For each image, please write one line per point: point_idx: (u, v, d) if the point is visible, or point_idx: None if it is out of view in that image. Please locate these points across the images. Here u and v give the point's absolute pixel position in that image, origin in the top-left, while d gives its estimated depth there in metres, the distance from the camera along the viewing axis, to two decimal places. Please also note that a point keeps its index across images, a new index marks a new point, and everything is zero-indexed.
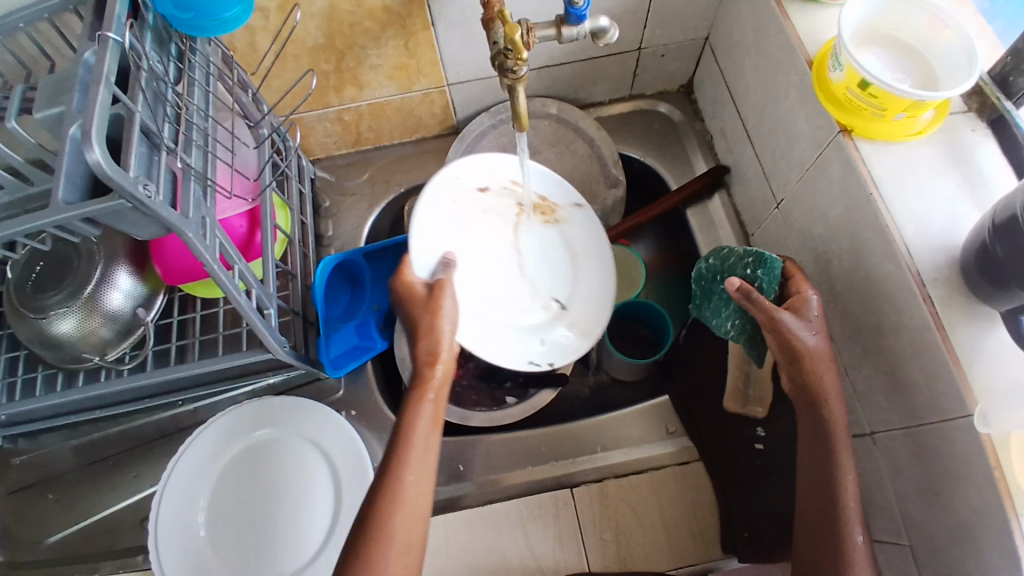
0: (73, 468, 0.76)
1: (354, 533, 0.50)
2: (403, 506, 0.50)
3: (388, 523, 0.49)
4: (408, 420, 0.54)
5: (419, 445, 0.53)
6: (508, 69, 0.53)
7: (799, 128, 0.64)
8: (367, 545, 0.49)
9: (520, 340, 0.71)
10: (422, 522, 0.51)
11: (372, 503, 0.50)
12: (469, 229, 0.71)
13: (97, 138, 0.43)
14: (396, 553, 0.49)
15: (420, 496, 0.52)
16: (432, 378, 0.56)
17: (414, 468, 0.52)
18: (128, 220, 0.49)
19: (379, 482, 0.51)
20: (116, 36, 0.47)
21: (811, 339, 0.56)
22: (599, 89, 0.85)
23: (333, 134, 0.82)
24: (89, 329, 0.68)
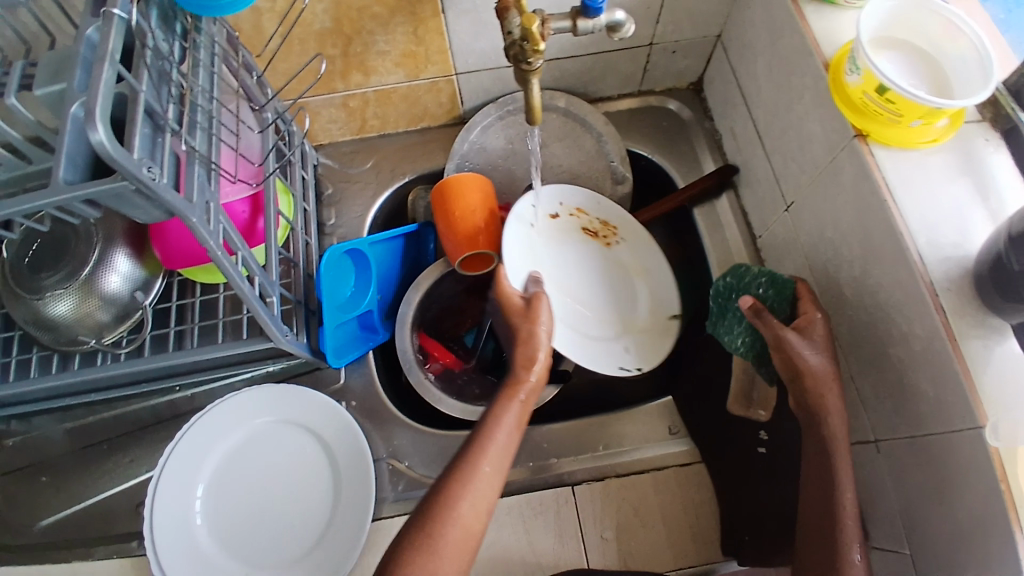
0: (67, 451, 0.75)
1: (420, 510, 0.51)
2: (472, 494, 0.51)
3: (456, 505, 0.50)
4: (496, 415, 0.56)
5: (498, 441, 0.54)
6: (523, 60, 0.52)
7: (812, 130, 0.63)
8: (432, 523, 0.50)
9: (607, 349, 0.73)
10: (485, 516, 0.52)
11: (443, 484, 0.52)
12: (541, 252, 0.76)
13: (101, 118, 0.42)
14: (457, 536, 0.50)
15: (490, 489, 0.52)
16: (526, 381, 0.59)
17: (490, 459, 0.53)
18: (130, 203, 0.48)
19: (453, 468, 0.53)
20: (121, 12, 0.46)
21: (813, 361, 0.57)
22: (608, 83, 0.84)
23: (337, 120, 0.80)
24: (86, 312, 0.67)
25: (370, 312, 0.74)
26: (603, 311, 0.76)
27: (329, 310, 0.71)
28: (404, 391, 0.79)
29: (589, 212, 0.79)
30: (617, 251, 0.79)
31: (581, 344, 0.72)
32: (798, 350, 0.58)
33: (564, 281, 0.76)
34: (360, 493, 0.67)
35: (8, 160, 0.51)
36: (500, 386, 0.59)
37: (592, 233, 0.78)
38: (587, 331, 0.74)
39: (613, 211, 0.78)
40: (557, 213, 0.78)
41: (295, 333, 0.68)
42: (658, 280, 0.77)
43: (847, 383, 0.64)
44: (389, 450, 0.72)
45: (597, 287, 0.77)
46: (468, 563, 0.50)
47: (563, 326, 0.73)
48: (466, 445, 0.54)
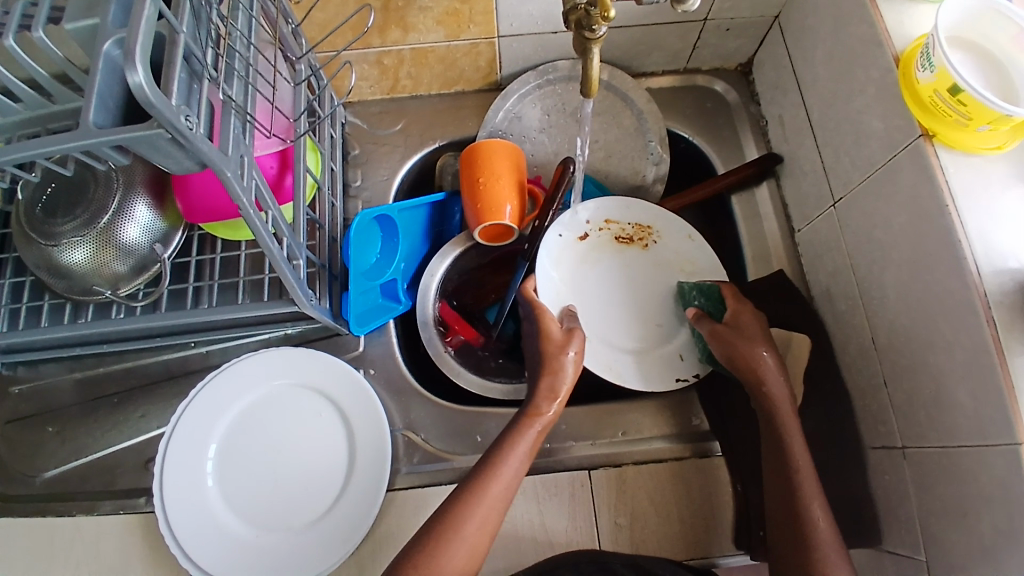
0: (75, 402, 0.73)
1: (425, 527, 0.53)
2: (476, 521, 0.53)
3: (462, 527, 0.52)
4: (512, 441, 0.57)
5: (511, 471, 0.56)
6: (587, 27, 0.48)
7: (872, 126, 0.61)
8: (436, 541, 0.52)
9: (658, 361, 0.72)
10: (487, 541, 0.54)
11: (451, 506, 0.54)
12: (577, 275, 0.74)
13: (141, 59, 0.39)
14: (459, 561, 0.52)
15: (494, 513, 0.54)
16: (546, 412, 0.59)
17: (499, 490, 0.55)
18: (162, 152, 0.45)
19: (462, 492, 0.55)
20: None
21: (743, 344, 0.62)
22: (654, 59, 0.81)
23: (370, 77, 0.77)
24: (102, 261, 0.65)
25: (394, 280, 0.73)
26: (653, 317, 0.74)
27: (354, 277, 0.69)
28: (425, 364, 0.78)
29: (618, 220, 0.76)
30: (658, 250, 0.76)
31: (632, 365, 0.71)
32: (727, 337, 0.63)
33: (608, 297, 0.75)
34: (376, 462, 0.66)
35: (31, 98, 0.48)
36: (521, 411, 0.59)
37: (626, 240, 0.76)
38: (638, 345, 0.73)
39: (645, 213, 0.76)
40: (586, 232, 0.76)
41: (318, 298, 0.66)
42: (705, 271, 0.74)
43: (879, 387, 0.63)
44: (405, 422, 0.71)
45: (641, 294, 0.75)
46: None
47: (613, 347, 0.72)
48: (478, 473, 0.55)
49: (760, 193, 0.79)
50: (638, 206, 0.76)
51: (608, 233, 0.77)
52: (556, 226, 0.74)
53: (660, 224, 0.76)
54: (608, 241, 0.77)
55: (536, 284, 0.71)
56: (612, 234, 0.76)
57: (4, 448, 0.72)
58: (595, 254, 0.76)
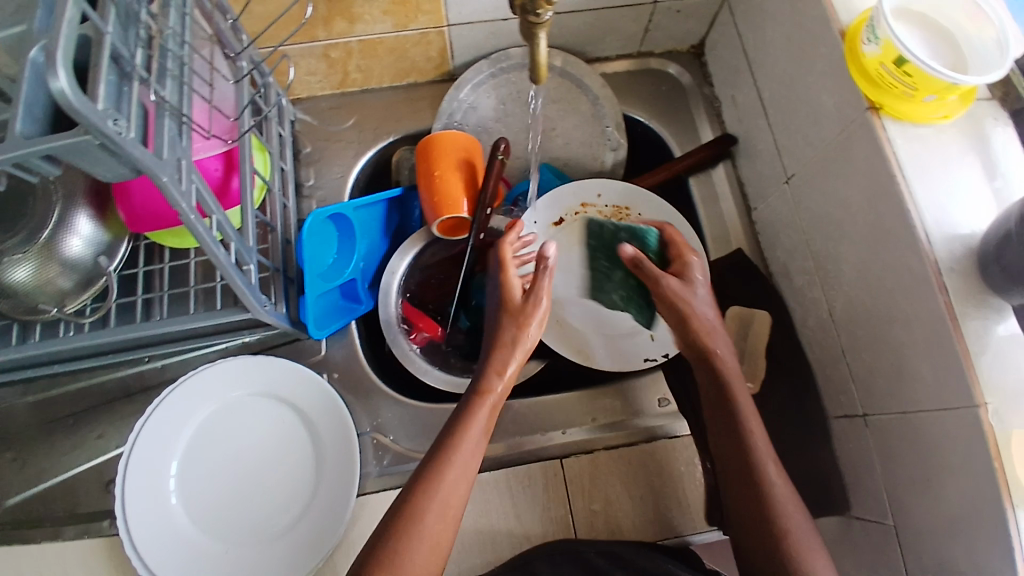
0: (29, 426, 0.70)
1: (386, 522, 0.52)
2: (436, 505, 0.52)
3: (422, 516, 0.51)
4: (465, 422, 0.57)
5: (466, 452, 0.55)
6: (532, 11, 0.47)
7: (822, 103, 0.61)
8: (398, 532, 0.50)
9: (632, 340, 0.72)
10: (451, 526, 0.53)
11: (409, 494, 0.53)
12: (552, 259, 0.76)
13: (63, 63, 0.37)
14: (425, 549, 0.50)
15: (455, 498, 0.53)
16: (495, 389, 0.59)
17: (457, 472, 0.54)
18: (93, 160, 0.42)
19: (417, 481, 0.53)
20: None
21: (700, 305, 0.64)
22: (607, 43, 0.80)
23: (318, 71, 0.74)
24: (46, 278, 0.62)
25: (353, 280, 0.71)
26: None
27: (312, 278, 0.67)
28: (390, 364, 0.76)
29: (595, 202, 0.76)
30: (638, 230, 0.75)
31: (607, 346, 0.73)
32: (688, 298, 0.64)
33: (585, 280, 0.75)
34: (344, 465, 0.65)
35: None
36: (471, 390, 0.60)
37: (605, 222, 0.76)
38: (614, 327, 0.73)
39: (623, 194, 0.75)
40: (563, 216, 0.76)
41: (273, 303, 0.64)
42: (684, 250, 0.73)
43: (839, 359, 0.65)
44: (373, 424, 0.69)
45: None
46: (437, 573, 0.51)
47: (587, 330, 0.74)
48: (433, 458, 0.55)
49: (717, 174, 0.80)
50: (616, 187, 0.76)
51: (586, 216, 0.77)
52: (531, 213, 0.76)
53: (640, 204, 0.75)
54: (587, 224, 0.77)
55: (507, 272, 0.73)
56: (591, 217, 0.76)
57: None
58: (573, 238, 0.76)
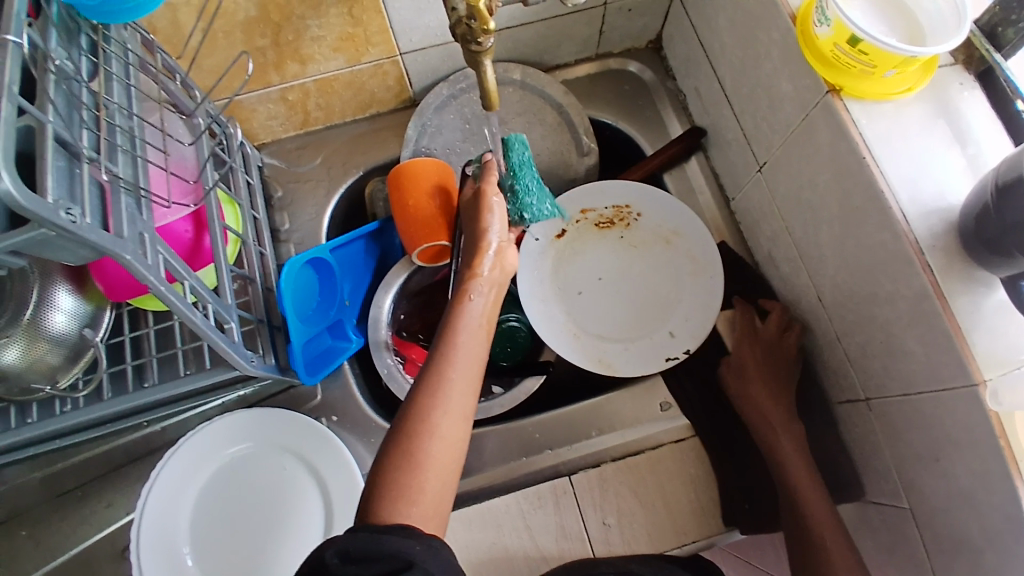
0: (37, 503, 0.69)
1: (395, 429, 0.48)
2: (445, 404, 0.48)
3: (430, 417, 0.47)
4: (458, 317, 0.54)
5: (466, 345, 0.52)
6: (472, 41, 0.47)
7: (783, 89, 0.61)
8: (407, 440, 0.47)
9: (650, 340, 0.71)
10: (465, 426, 0.49)
11: (415, 398, 0.49)
12: (562, 273, 0.75)
13: (5, 162, 0.36)
14: (441, 451, 0.47)
15: (464, 395, 0.50)
16: (480, 279, 0.57)
17: (461, 368, 0.51)
18: (54, 249, 0.42)
19: (420, 385, 0.50)
20: (16, 37, 0.40)
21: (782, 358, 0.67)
22: (564, 50, 0.79)
23: (278, 115, 0.74)
24: (37, 356, 0.61)
25: (341, 321, 0.71)
26: (643, 300, 0.73)
27: (295, 323, 0.65)
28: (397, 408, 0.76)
29: (594, 207, 0.75)
30: (640, 227, 0.75)
31: (626, 350, 0.72)
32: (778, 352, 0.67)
33: (600, 286, 0.74)
34: (353, 506, 0.65)
35: None
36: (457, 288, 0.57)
37: (607, 224, 0.75)
38: (635, 329, 0.72)
39: (620, 195, 0.74)
40: (564, 228, 0.75)
41: (260, 356, 0.63)
42: (692, 242, 0.72)
43: (834, 342, 0.64)
44: None
45: (630, 277, 0.74)
46: (457, 477, 0.48)
47: (604, 338, 0.72)
48: (433, 358, 0.51)
49: (691, 167, 0.79)
50: (611, 186, 0.74)
51: (587, 222, 0.76)
52: (534, 229, 0.75)
53: (639, 202, 0.74)
54: (590, 231, 0.76)
55: (524, 297, 0.73)
56: (592, 222, 0.75)
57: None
58: (580, 246, 0.75)
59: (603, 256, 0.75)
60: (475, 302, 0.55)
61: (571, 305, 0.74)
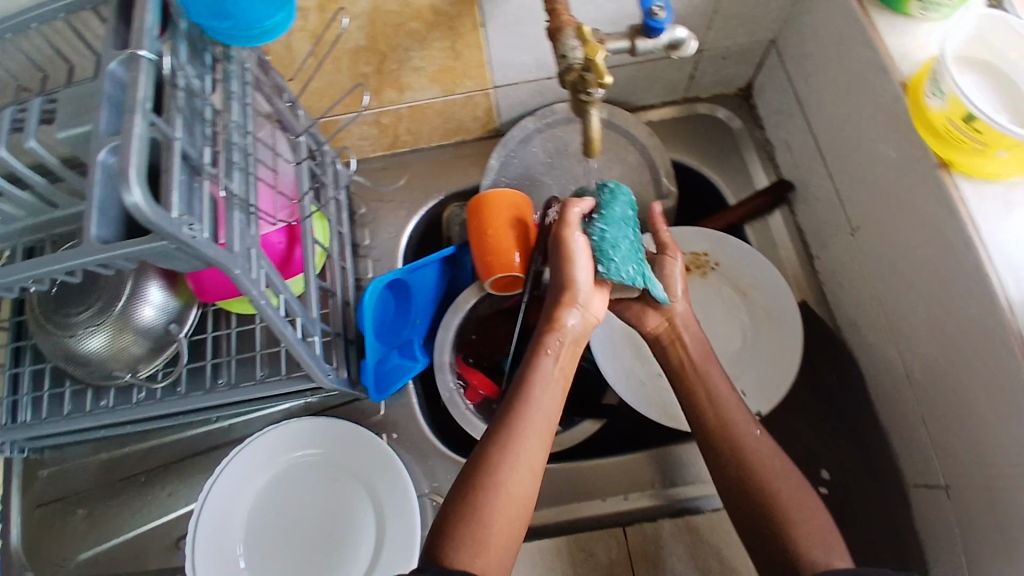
0: (100, 484, 0.72)
1: (463, 478, 0.52)
2: (514, 459, 0.51)
3: (499, 472, 0.51)
4: (534, 368, 0.57)
5: (539, 404, 0.55)
6: (582, 91, 0.48)
7: (887, 156, 0.59)
8: (475, 493, 0.50)
9: None
10: (533, 482, 0.52)
11: (484, 449, 0.52)
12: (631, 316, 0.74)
13: (139, 179, 0.39)
14: (506, 507, 0.50)
15: (534, 449, 0.53)
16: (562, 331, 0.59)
17: (534, 423, 0.54)
18: (173, 259, 0.45)
19: (493, 436, 0.53)
20: (150, 53, 0.43)
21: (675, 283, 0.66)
22: (652, 92, 0.79)
23: (368, 136, 0.77)
24: (120, 346, 0.65)
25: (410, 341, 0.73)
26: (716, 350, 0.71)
27: (370, 337, 0.69)
28: (454, 433, 0.76)
29: None
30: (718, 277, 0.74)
31: None
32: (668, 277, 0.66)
33: None
34: (405, 528, 0.66)
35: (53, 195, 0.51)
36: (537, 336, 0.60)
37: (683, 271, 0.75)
38: None
39: (699, 242, 0.73)
40: None
41: (334, 369, 0.65)
42: (769, 295, 0.70)
43: (915, 421, 0.61)
44: (432, 485, 0.70)
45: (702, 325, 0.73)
46: (521, 531, 0.50)
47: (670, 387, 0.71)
48: (507, 408, 0.55)
49: (774, 220, 0.77)
50: (689, 235, 0.74)
51: None
52: None
53: (718, 253, 0.73)
54: None
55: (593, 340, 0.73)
56: None
57: (31, 534, 0.71)
58: None
59: None
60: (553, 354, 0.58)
61: (640, 351, 0.73)
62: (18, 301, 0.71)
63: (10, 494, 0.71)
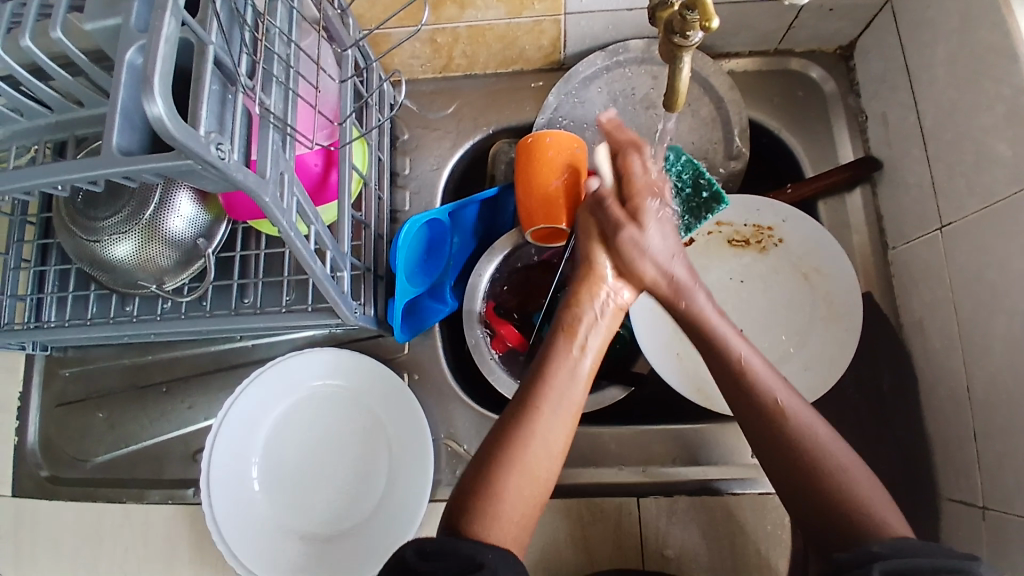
0: (120, 389, 0.72)
1: (480, 455, 0.51)
2: (536, 441, 0.51)
3: (520, 450, 0.50)
4: (551, 355, 0.57)
5: (561, 389, 0.54)
6: (678, 32, 0.41)
7: (1001, 153, 0.52)
8: (491, 470, 0.49)
9: None
10: (554, 464, 0.51)
11: (504, 428, 0.52)
12: None
13: (163, 88, 0.35)
14: (522, 486, 0.49)
15: (557, 433, 0.52)
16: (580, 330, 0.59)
17: (557, 404, 0.53)
18: (199, 178, 0.41)
19: (513, 414, 0.53)
20: None
21: (648, 254, 0.62)
22: (740, 39, 0.71)
23: (421, 55, 0.70)
24: (148, 255, 0.62)
25: (441, 282, 0.70)
26: (764, 333, 0.67)
27: (403, 281, 0.64)
28: (476, 381, 0.75)
29: (732, 222, 0.69)
30: (780, 254, 0.68)
31: None
32: (637, 249, 0.62)
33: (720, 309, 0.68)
34: (418, 472, 0.64)
35: (80, 93, 0.48)
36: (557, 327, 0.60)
37: (742, 243, 0.69)
38: None
39: (764, 215, 0.68)
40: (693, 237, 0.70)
41: (361, 305, 0.62)
42: (835, 282, 0.65)
43: (967, 440, 0.57)
44: (447, 429, 0.69)
45: (753, 304, 0.68)
46: (534, 515, 0.50)
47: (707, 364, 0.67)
48: (527, 388, 0.54)
49: (851, 200, 0.70)
50: (752, 204, 0.68)
51: (719, 236, 0.70)
52: None
53: (783, 229, 0.67)
54: (720, 245, 0.70)
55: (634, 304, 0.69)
56: (725, 237, 0.69)
57: (50, 428, 0.72)
58: (705, 260, 0.70)
59: (729, 276, 0.69)
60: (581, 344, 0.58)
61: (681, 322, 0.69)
62: (45, 196, 0.70)
63: (31, 391, 0.72)
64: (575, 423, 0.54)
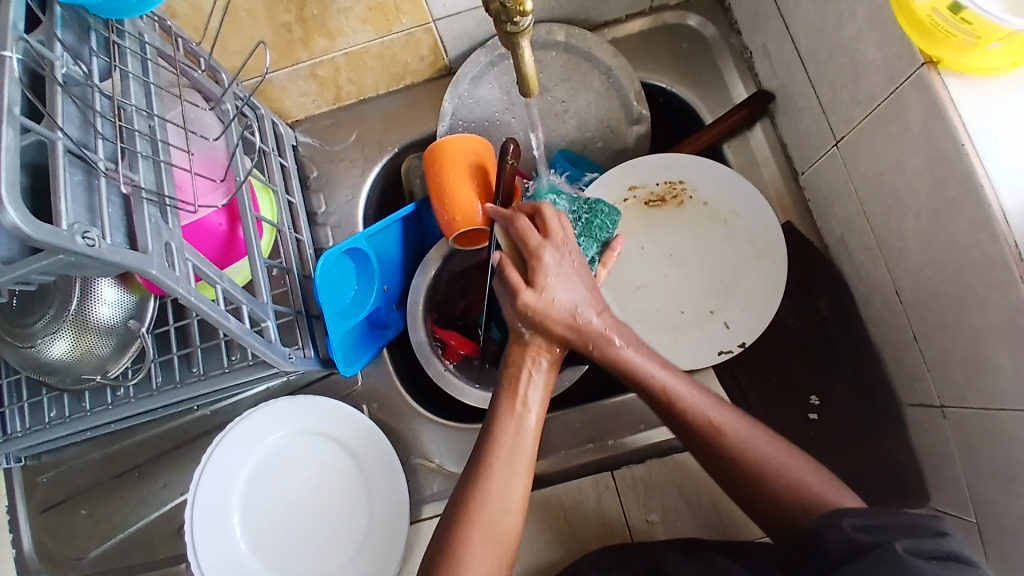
0: (97, 481, 0.73)
1: (441, 524, 0.51)
2: (488, 504, 0.50)
3: (472, 514, 0.49)
4: (495, 416, 0.54)
5: (511, 446, 0.52)
6: (507, 21, 0.42)
7: (870, 58, 0.52)
8: (452, 537, 0.49)
9: (700, 331, 0.66)
10: (514, 517, 0.50)
11: (461, 492, 0.51)
12: None
13: (10, 194, 0.35)
14: (480, 548, 0.49)
15: (508, 492, 0.50)
16: (522, 380, 0.55)
17: (505, 462, 0.51)
18: (85, 267, 0.42)
19: (468, 475, 0.51)
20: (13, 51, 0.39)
21: (555, 309, 0.55)
22: (613, 5, 0.71)
23: (309, 92, 0.71)
24: (84, 347, 0.63)
25: (377, 308, 0.70)
26: (698, 285, 0.68)
27: (332, 317, 0.64)
28: (437, 395, 0.76)
29: (645, 184, 0.69)
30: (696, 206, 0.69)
31: (678, 342, 0.66)
32: (541, 310, 0.55)
33: (653, 272, 0.69)
34: (398, 496, 0.66)
35: None
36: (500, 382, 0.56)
37: (658, 202, 0.69)
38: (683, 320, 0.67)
39: (673, 172, 0.68)
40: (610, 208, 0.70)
41: (300, 349, 0.64)
42: (754, 221, 0.66)
43: (909, 342, 0.58)
44: (418, 449, 0.70)
45: (682, 259, 0.69)
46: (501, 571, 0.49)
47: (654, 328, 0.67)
48: (477, 450, 0.53)
49: (754, 136, 0.71)
50: (660, 164, 0.69)
51: (636, 200, 0.70)
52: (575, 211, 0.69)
53: (693, 183, 0.68)
54: (639, 209, 0.70)
55: None
56: (642, 199, 0.69)
57: (38, 536, 0.73)
58: (627, 226, 0.70)
59: (654, 237, 0.69)
60: (525, 400, 0.54)
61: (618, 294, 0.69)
62: None
63: (16, 503, 0.73)
64: (529, 473, 0.52)
